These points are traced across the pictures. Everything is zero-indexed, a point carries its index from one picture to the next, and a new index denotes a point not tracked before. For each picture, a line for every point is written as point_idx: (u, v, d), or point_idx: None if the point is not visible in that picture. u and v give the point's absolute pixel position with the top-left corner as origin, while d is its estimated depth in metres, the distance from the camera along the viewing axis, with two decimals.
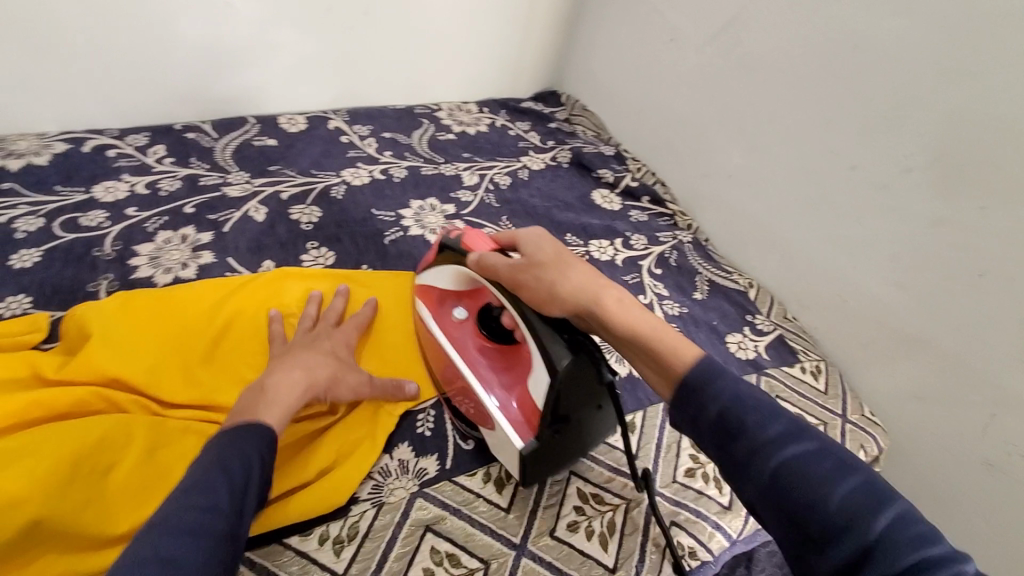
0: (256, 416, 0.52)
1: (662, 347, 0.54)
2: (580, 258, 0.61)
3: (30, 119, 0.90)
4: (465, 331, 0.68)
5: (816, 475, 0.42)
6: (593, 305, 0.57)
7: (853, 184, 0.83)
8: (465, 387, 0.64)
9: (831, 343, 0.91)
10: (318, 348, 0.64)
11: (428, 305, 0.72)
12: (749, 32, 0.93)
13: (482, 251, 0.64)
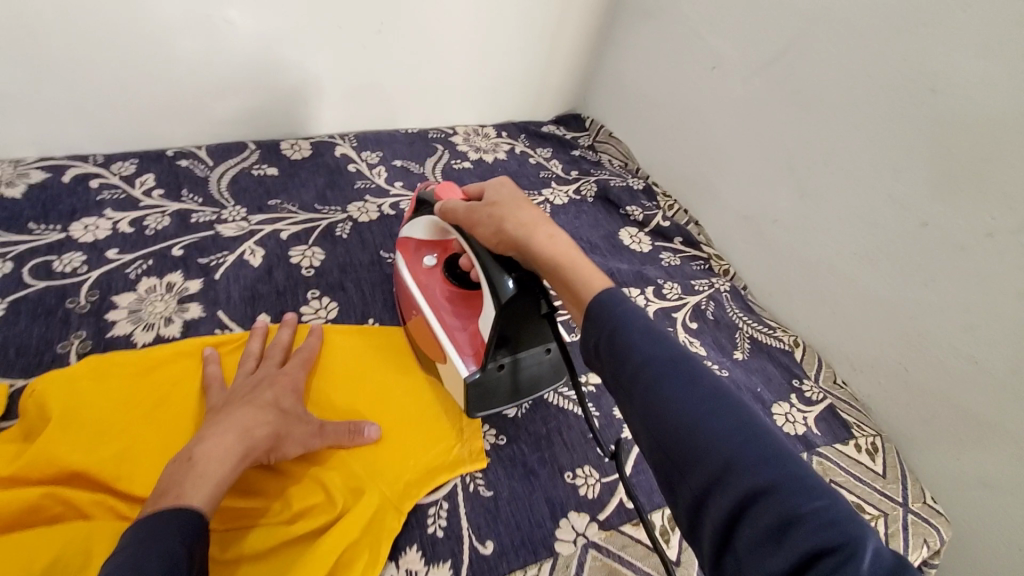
0: (182, 499, 0.45)
1: (580, 277, 0.50)
2: (532, 204, 0.58)
3: (7, 143, 0.82)
4: (432, 278, 0.69)
5: (714, 438, 0.37)
6: (528, 240, 0.54)
7: (922, 242, 0.74)
8: (430, 334, 0.65)
9: (885, 412, 0.83)
10: (256, 398, 0.55)
11: (405, 254, 0.72)
12: (804, 65, 0.83)
13: (447, 199, 0.65)
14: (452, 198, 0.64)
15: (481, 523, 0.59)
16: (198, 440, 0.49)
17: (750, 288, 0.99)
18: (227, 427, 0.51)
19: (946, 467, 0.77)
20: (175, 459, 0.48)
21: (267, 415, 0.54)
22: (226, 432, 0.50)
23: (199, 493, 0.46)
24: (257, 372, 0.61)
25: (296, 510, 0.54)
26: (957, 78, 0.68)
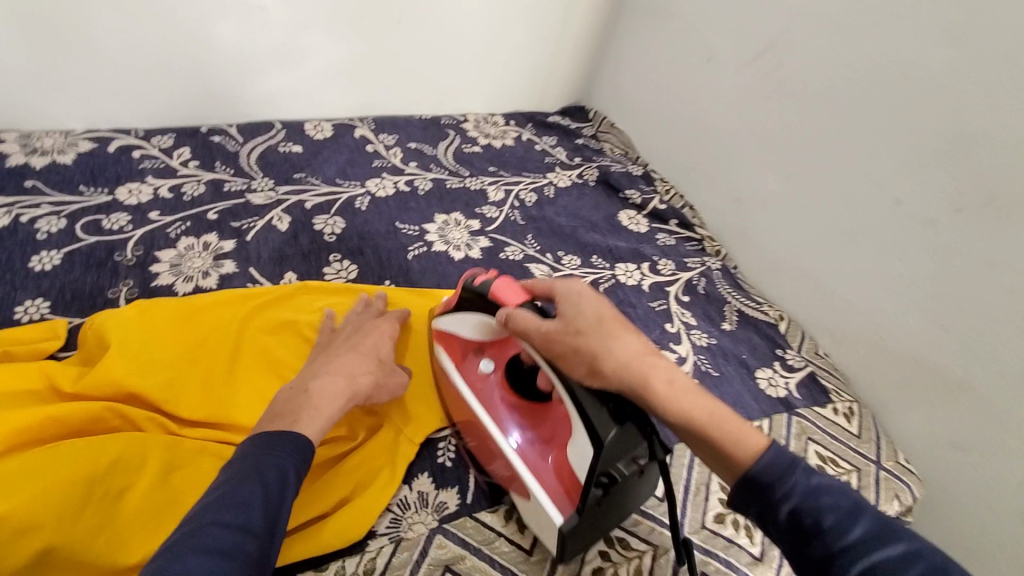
0: (296, 424, 0.51)
1: (725, 439, 0.49)
2: (631, 330, 0.55)
3: (57, 116, 0.89)
4: (490, 385, 0.64)
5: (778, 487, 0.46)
6: (641, 386, 0.52)
7: (897, 221, 0.80)
8: (490, 437, 0.60)
9: (864, 382, 0.89)
10: (345, 346, 0.62)
11: (450, 351, 0.67)
12: (792, 57, 0.90)
13: (513, 307, 0.57)
14: (517, 306, 0.57)
15: None
16: (312, 375, 0.56)
17: (741, 269, 1.05)
18: (336, 369, 0.58)
19: (917, 430, 0.83)
20: (291, 387, 0.55)
21: (369, 365, 0.60)
22: (337, 373, 0.57)
23: (310, 423, 0.52)
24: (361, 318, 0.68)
25: (321, 437, 0.61)
26: (928, 67, 0.75)
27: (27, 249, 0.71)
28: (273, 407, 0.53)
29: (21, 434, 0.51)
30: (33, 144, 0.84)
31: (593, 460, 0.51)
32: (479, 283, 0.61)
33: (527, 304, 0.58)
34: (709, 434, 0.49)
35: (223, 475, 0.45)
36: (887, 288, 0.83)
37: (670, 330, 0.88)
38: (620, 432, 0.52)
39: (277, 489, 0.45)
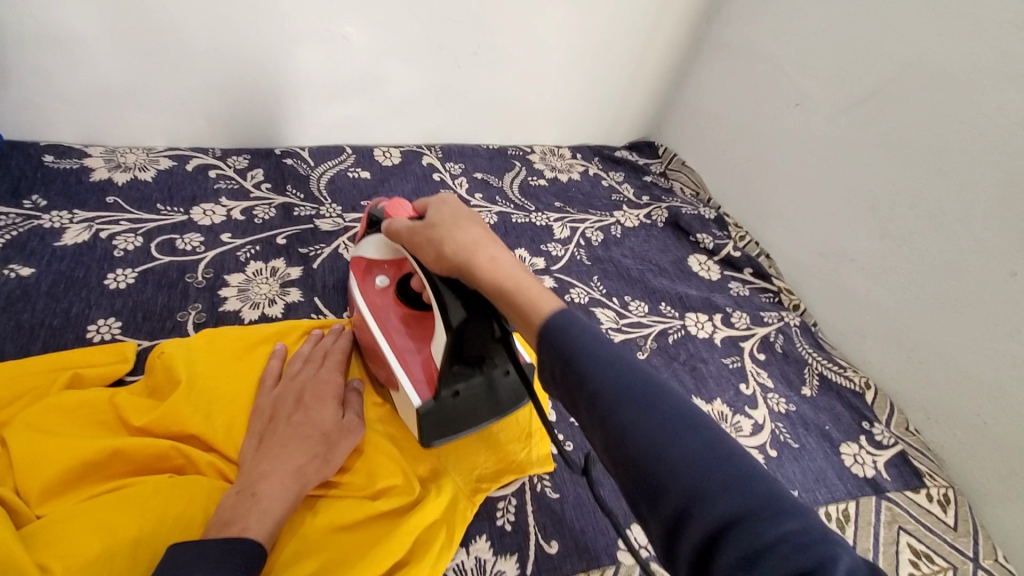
0: (245, 532, 0.45)
1: (519, 296, 0.45)
2: (479, 222, 0.52)
3: (143, 132, 0.92)
4: (386, 299, 0.65)
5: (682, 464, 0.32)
6: (466, 266, 0.49)
7: (1016, 295, 0.72)
8: (385, 363, 0.61)
9: (962, 467, 0.80)
10: (295, 423, 0.55)
11: (358, 276, 0.67)
12: (896, 107, 0.84)
13: (396, 218, 0.60)
14: (401, 218, 0.58)
15: (547, 524, 0.61)
16: (261, 474, 0.50)
17: (820, 326, 0.98)
18: (282, 462, 0.51)
19: None
20: (236, 491, 0.48)
21: (313, 447, 0.53)
22: (282, 466, 0.51)
23: (263, 530, 0.46)
24: (298, 377, 0.60)
25: (377, 488, 0.57)
26: None
27: (104, 266, 0.72)
28: (217, 515, 0.47)
29: (86, 471, 0.49)
30: (117, 160, 0.87)
31: (450, 338, 0.54)
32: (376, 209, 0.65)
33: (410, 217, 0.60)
34: (506, 293, 0.46)
35: (179, 568, 0.40)
36: (998, 367, 0.75)
37: (744, 392, 0.82)
38: (472, 317, 0.53)
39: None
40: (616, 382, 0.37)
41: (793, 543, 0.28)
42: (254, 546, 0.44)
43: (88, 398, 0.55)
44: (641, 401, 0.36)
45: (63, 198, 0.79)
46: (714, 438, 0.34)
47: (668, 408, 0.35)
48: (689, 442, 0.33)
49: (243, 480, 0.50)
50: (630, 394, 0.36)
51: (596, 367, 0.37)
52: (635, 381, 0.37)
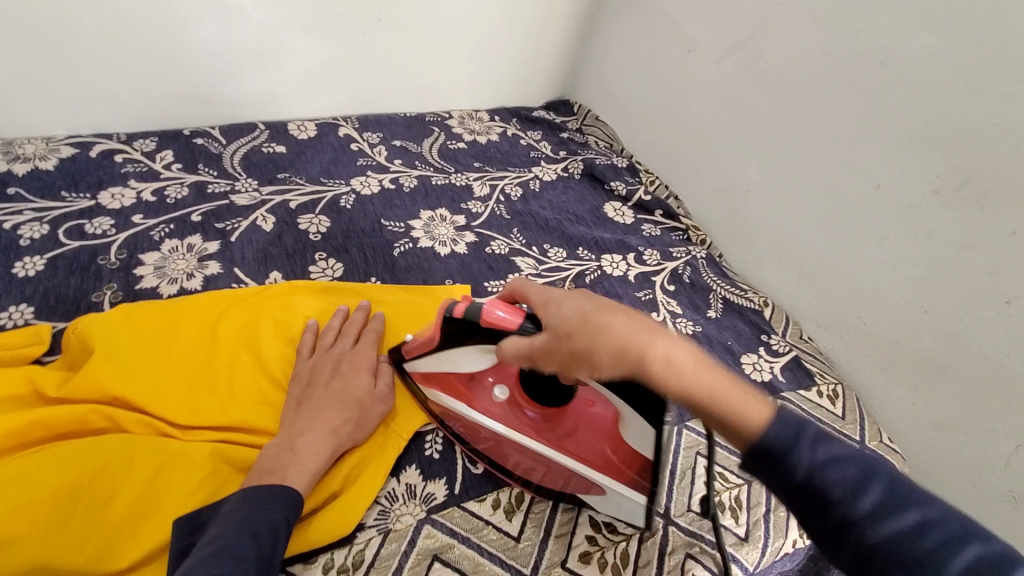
0: (283, 480, 0.51)
1: (720, 411, 0.46)
2: (619, 308, 0.51)
3: (39, 122, 0.89)
4: (506, 411, 0.65)
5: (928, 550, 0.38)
6: (639, 366, 0.48)
7: (877, 205, 0.81)
8: (535, 467, 0.63)
9: (848, 365, 0.90)
10: (331, 388, 0.60)
11: (458, 395, 0.65)
12: (770, 44, 0.91)
13: (514, 323, 0.55)
14: (514, 328, 0.55)
15: (473, 449, 0.65)
16: (300, 430, 0.55)
17: (725, 257, 1.06)
18: (322, 421, 0.56)
19: (901, 409, 0.84)
20: (278, 443, 0.54)
21: (349, 412, 0.59)
22: (319, 425, 0.56)
23: (299, 478, 0.52)
24: (336, 351, 0.65)
25: None
26: (901, 52, 0.76)
27: (11, 256, 0.71)
28: (261, 462, 0.53)
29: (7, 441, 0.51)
30: (16, 151, 0.85)
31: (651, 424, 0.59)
32: (460, 312, 0.59)
33: (518, 315, 0.55)
34: (723, 397, 0.46)
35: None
36: (869, 271, 0.84)
37: (655, 319, 0.89)
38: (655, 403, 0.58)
39: (269, 544, 0.45)
40: (880, 477, 0.42)
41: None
42: (290, 492, 0.50)
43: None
44: (867, 480, 0.42)
45: None
46: (935, 516, 0.40)
47: (881, 486, 0.41)
48: (912, 515, 0.40)
49: (282, 435, 0.55)
50: (860, 475, 0.42)
51: (791, 450, 0.43)
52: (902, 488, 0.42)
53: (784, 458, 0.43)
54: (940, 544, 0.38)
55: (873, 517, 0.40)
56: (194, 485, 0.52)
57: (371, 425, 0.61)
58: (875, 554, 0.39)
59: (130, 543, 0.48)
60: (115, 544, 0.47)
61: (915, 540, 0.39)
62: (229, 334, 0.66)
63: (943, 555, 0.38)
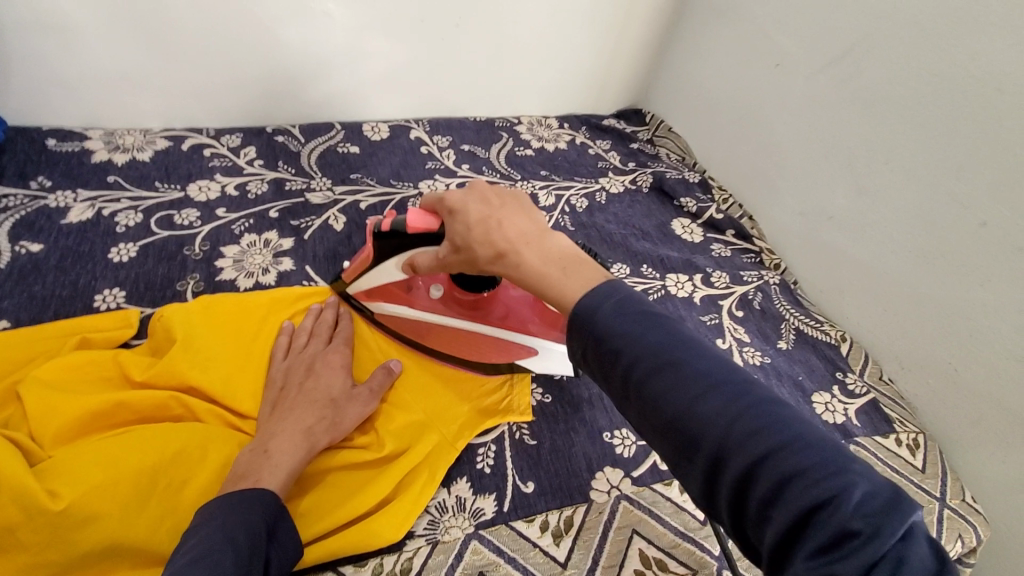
0: (257, 482, 0.50)
1: (551, 291, 0.45)
2: (501, 203, 0.53)
3: (140, 115, 0.95)
4: (441, 310, 0.71)
5: (771, 450, 0.33)
6: (514, 268, 0.49)
7: (982, 243, 0.74)
8: (476, 338, 0.70)
9: (933, 414, 0.83)
10: (304, 390, 0.60)
11: (399, 301, 0.71)
12: (870, 62, 0.84)
13: (434, 232, 0.58)
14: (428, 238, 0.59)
15: (524, 466, 0.65)
16: (271, 433, 0.55)
17: (800, 284, 1.00)
18: (292, 423, 0.56)
19: (992, 468, 0.76)
20: (251, 449, 0.54)
21: (321, 410, 0.58)
22: (289, 427, 0.55)
23: (274, 478, 0.51)
24: (309, 351, 0.65)
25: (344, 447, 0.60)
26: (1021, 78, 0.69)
27: (107, 241, 0.77)
28: (236, 469, 0.52)
29: (95, 420, 0.54)
30: (116, 141, 0.91)
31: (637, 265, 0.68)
32: (387, 227, 0.61)
33: (434, 225, 0.58)
34: (546, 283, 0.46)
35: (197, 538, 0.43)
36: (966, 314, 0.77)
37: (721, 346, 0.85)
38: None
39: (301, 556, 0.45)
40: (699, 361, 0.38)
41: (806, 471, 0.32)
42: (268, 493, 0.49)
43: (88, 357, 0.59)
44: (683, 366, 0.38)
45: (67, 179, 0.83)
46: (744, 400, 0.36)
47: (701, 367, 0.38)
48: (755, 416, 0.35)
49: (257, 441, 0.55)
50: (706, 376, 0.37)
51: (619, 339, 0.40)
52: (715, 371, 0.38)
53: (611, 346, 0.40)
54: (760, 424, 0.34)
55: (696, 399, 0.36)
56: None
57: (351, 421, 0.60)
58: (689, 435, 0.36)
59: None
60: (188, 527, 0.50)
61: (764, 441, 0.33)
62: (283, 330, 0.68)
63: (750, 441, 0.34)
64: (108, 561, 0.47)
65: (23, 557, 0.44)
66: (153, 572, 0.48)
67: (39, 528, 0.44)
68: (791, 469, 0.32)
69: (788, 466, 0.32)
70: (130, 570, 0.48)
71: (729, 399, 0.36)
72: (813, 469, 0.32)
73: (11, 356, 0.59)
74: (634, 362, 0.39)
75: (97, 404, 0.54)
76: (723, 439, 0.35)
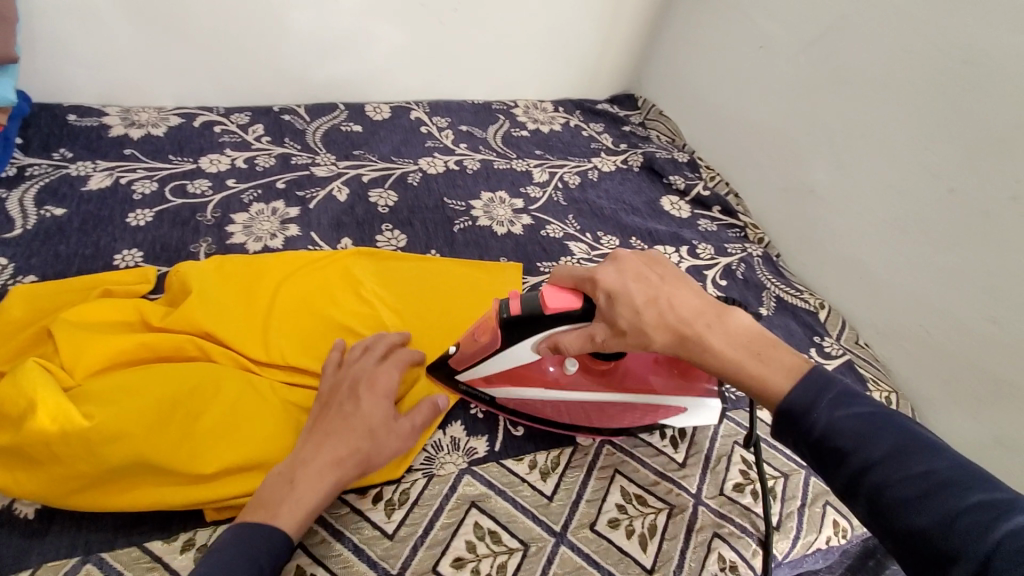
0: (272, 518, 0.50)
1: (751, 369, 0.50)
2: (660, 278, 0.55)
3: (153, 93, 1.00)
4: (577, 384, 0.65)
5: (943, 497, 0.38)
6: (698, 344, 0.52)
7: (951, 209, 0.78)
8: (624, 411, 0.66)
9: (906, 375, 0.87)
10: (344, 420, 0.56)
11: (525, 380, 0.65)
12: (847, 41, 0.89)
13: (575, 309, 0.55)
14: (573, 324, 0.57)
15: None
16: (300, 461, 0.54)
17: (783, 257, 1.04)
18: (322, 452, 0.54)
19: (960, 424, 0.81)
20: (277, 473, 0.53)
21: (356, 444, 0.55)
22: (320, 459, 0.54)
23: (290, 515, 0.51)
24: (359, 368, 0.61)
25: None
26: (990, 51, 0.73)
27: (125, 207, 0.81)
28: (260, 492, 0.53)
29: (119, 358, 0.59)
30: (132, 118, 0.96)
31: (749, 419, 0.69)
32: (515, 311, 0.58)
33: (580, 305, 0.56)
34: (740, 369, 0.50)
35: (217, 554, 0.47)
36: (936, 277, 0.81)
37: None
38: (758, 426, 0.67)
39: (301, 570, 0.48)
40: (864, 407, 0.45)
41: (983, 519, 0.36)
42: (278, 535, 0.49)
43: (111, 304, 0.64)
44: (872, 435, 0.43)
45: (87, 151, 0.88)
46: (935, 458, 0.41)
47: (864, 413, 0.45)
48: (933, 468, 0.40)
49: (285, 462, 0.54)
50: (874, 429, 0.43)
51: (789, 395, 0.47)
52: (907, 438, 0.43)
53: (783, 402, 0.48)
54: (914, 457, 0.41)
55: (892, 467, 0.41)
56: (268, 415, 0.59)
57: (386, 457, 0.57)
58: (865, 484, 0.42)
59: (215, 454, 0.55)
60: (202, 452, 0.55)
61: (953, 493, 0.38)
62: (290, 287, 0.73)
63: (913, 476, 0.40)
64: (131, 479, 0.52)
65: (55, 468, 0.50)
66: (170, 491, 0.53)
67: (73, 444, 0.50)
68: (967, 504, 0.37)
69: (959, 512, 0.37)
70: (151, 488, 0.53)
71: (902, 457, 0.42)
72: (982, 514, 0.37)
73: (44, 304, 0.64)
74: (806, 412, 0.46)
75: (120, 343, 0.59)
76: (896, 492, 0.40)
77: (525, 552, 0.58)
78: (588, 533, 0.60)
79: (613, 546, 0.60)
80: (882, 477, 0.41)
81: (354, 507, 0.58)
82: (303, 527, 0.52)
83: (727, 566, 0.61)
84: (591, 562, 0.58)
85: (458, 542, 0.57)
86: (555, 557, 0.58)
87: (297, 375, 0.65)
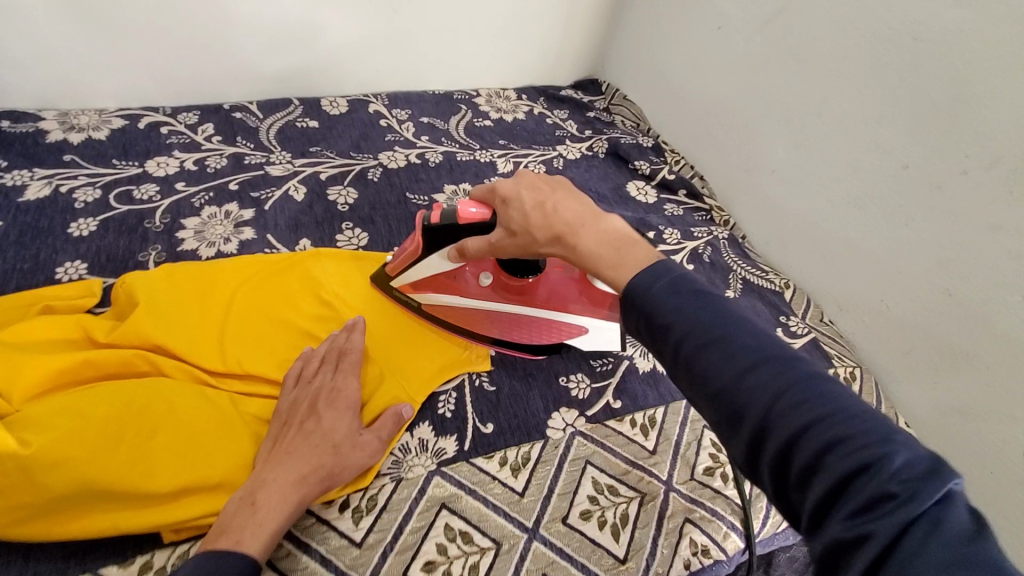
0: (236, 543, 0.48)
1: (611, 270, 0.47)
2: (548, 188, 0.56)
3: (92, 94, 0.95)
4: (494, 296, 0.74)
5: (796, 410, 0.32)
6: (571, 239, 0.51)
7: (905, 184, 0.79)
8: (537, 323, 0.74)
9: (869, 349, 0.88)
10: (305, 435, 0.55)
11: (448, 289, 0.73)
12: (801, 19, 0.89)
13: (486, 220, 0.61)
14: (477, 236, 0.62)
15: (484, 410, 0.68)
16: (262, 482, 0.52)
17: (748, 238, 1.05)
18: (286, 470, 0.53)
19: (922, 395, 0.82)
20: (238, 499, 0.51)
21: (321, 458, 0.54)
22: (283, 477, 0.52)
23: (257, 539, 0.49)
24: (317, 381, 0.60)
25: None
26: (935, 25, 0.73)
27: (66, 217, 0.78)
28: (220, 518, 0.50)
29: (62, 377, 0.56)
30: (71, 122, 0.91)
31: None
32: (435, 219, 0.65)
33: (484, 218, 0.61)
34: (599, 264, 0.48)
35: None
36: (893, 252, 0.82)
37: None
38: None
39: None
40: (756, 347, 0.36)
41: (843, 439, 0.30)
42: (245, 559, 0.47)
43: (52, 321, 0.61)
44: (725, 340, 0.37)
45: (23, 159, 0.83)
46: (791, 368, 0.35)
47: (754, 347, 0.36)
48: (782, 376, 0.34)
49: (247, 487, 0.52)
50: (729, 331, 0.37)
51: (669, 312, 0.40)
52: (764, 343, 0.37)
53: (661, 322, 0.40)
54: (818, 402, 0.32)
55: (743, 373, 0.35)
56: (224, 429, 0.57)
57: (350, 472, 0.56)
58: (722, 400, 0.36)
59: (167, 473, 0.53)
60: (154, 473, 0.52)
61: (804, 407, 0.32)
62: (246, 292, 0.71)
63: (815, 429, 0.31)
64: (79, 504, 0.50)
65: None
66: (123, 514, 0.51)
67: (10, 474, 0.47)
68: (833, 434, 0.31)
69: (818, 430, 0.31)
70: (102, 513, 0.51)
71: (762, 363, 0.35)
72: (836, 431, 0.31)
73: None
74: (686, 337, 0.38)
75: (60, 362, 0.56)
76: (746, 402, 0.34)
77: (498, 551, 0.57)
78: (561, 528, 0.60)
79: (586, 539, 0.60)
80: (740, 388, 0.35)
81: (321, 518, 0.57)
82: (268, 551, 0.50)
83: (699, 550, 0.61)
84: (565, 556, 0.58)
85: (428, 545, 0.56)
86: (528, 554, 0.58)
87: (255, 385, 0.63)
